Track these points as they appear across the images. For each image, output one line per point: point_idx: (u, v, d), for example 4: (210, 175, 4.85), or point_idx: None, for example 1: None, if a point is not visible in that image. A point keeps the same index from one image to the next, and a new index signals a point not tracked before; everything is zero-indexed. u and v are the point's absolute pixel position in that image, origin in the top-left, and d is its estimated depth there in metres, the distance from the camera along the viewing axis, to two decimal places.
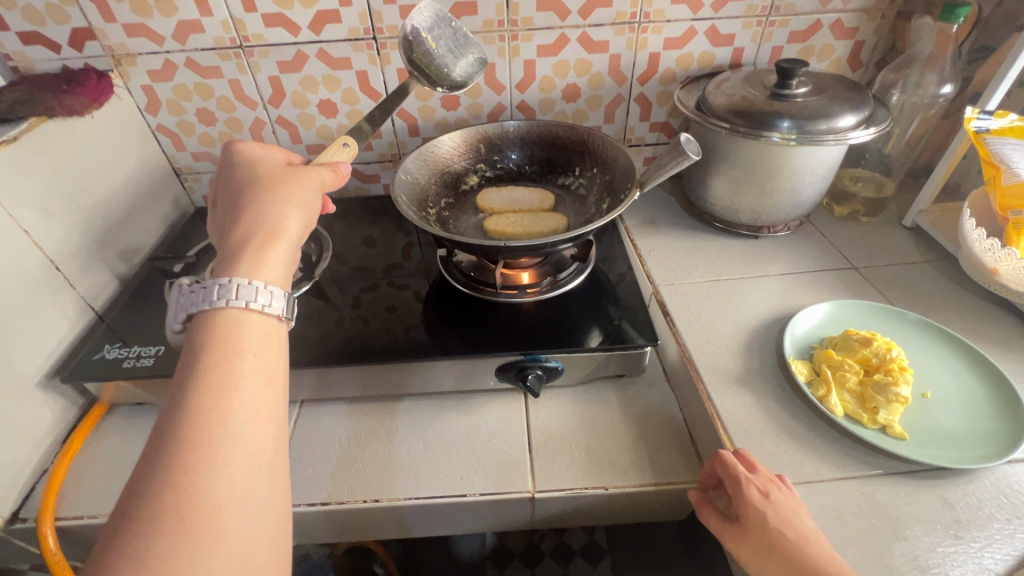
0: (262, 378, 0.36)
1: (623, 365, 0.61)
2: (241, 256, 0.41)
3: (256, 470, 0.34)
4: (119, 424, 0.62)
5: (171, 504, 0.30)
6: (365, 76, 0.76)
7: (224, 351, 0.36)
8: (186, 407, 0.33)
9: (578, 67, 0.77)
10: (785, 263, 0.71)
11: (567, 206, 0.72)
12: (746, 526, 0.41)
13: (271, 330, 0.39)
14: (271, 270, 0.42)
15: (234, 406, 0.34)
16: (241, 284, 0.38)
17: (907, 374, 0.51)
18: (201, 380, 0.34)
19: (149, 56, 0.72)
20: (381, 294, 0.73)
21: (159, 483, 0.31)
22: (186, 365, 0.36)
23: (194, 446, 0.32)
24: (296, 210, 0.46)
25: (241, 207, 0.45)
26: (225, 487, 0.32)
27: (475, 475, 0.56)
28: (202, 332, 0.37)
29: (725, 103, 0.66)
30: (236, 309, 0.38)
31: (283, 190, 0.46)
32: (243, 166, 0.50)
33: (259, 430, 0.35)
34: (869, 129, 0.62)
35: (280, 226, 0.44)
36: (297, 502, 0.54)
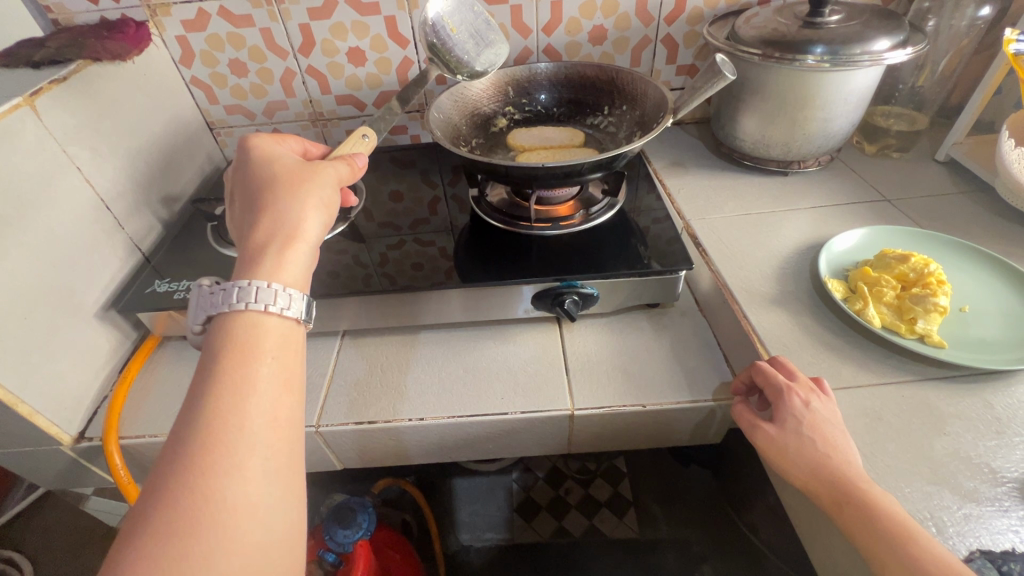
0: (279, 382, 0.35)
1: (657, 292, 0.62)
2: (258, 262, 0.40)
3: (272, 474, 0.33)
4: (171, 355, 0.65)
5: (187, 504, 0.29)
6: (394, 22, 0.76)
7: (244, 353, 0.36)
8: (202, 409, 0.32)
9: (605, 8, 0.76)
10: (817, 196, 0.71)
11: (598, 143, 0.73)
12: (784, 428, 0.42)
13: (289, 335, 0.38)
14: (290, 272, 0.40)
15: (250, 413, 0.33)
16: (260, 289, 0.37)
17: (946, 287, 0.52)
18: (218, 382, 0.33)
19: (183, 5, 0.73)
20: (406, 252, 0.70)
21: (176, 483, 0.30)
22: (205, 367, 0.35)
23: (212, 448, 0.31)
24: (315, 210, 0.44)
25: (258, 207, 0.43)
26: (242, 491, 0.31)
27: (515, 395, 0.57)
28: (222, 335, 0.36)
29: (757, 34, 0.65)
30: (255, 313, 0.37)
31: (302, 188, 0.45)
32: (258, 162, 0.47)
33: (275, 435, 0.34)
34: (906, 50, 0.61)
35: (299, 226, 0.42)
36: (346, 420, 0.56)
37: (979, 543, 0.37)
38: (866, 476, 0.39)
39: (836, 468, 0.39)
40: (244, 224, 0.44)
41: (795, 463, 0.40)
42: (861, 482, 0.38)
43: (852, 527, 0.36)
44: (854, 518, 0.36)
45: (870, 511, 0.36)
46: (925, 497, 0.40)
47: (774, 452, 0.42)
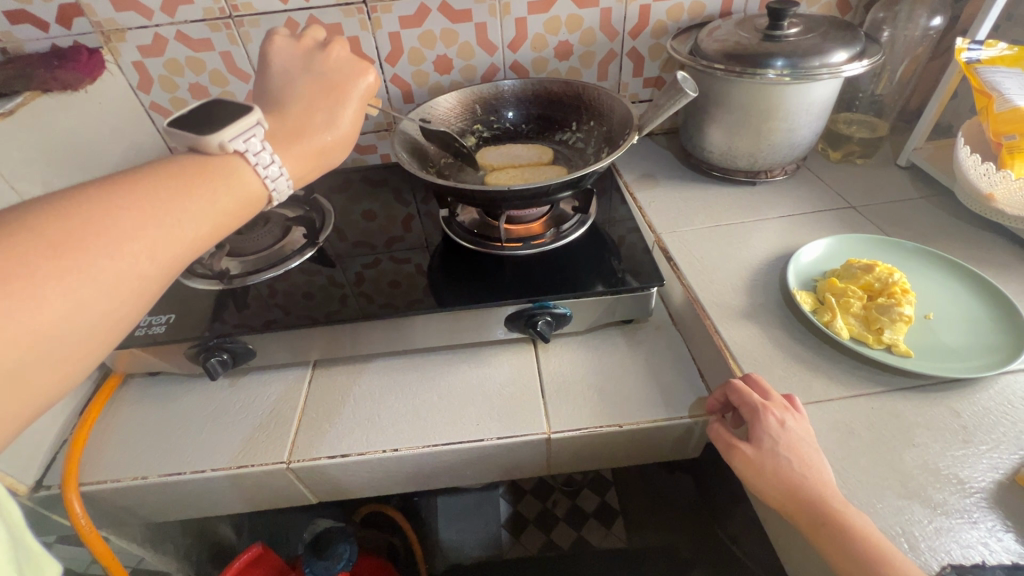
0: (213, 225, 0.36)
1: (630, 309, 0.62)
2: (290, 143, 0.44)
3: (132, 299, 0.32)
4: (135, 394, 0.62)
5: (73, 230, 0.30)
6: (358, 42, 0.75)
7: (216, 178, 0.38)
8: (155, 192, 0.34)
9: (570, 24, 0.77)
10: (785, 206, 0.72)
11: (567, 159, 0.72)
12: (761, 449, 0.42)
13: (251, 200, 0.40)
14: (294, 165, 0.43)
15: (183, 227, 0.34)
16: (278, 167, 0.41)
17: (910, 296, 0.52)
18: (179, 180, 0.36)
19: (139, 30, 0.71)
20: (383, 269, 0.69)
21: (88, 218, 0.31)
22: (190, 167, 0.37)
23: (138, 218, 0.32)
24: (347, 145, 0.48)
25: (313, 112, 0.46)
26: (111, 267, 0.31)
27: (490, 420, 0.57)
28: (212, 158, 0.38)
29: (719, 48, 0.66)
30: (249, 171, 0.39)
31: (348, 125, 0.48)
32: (349, 66, 0.50)
33: (167, 266, 0.34)
34: (863, 62, 0.62)
35: (328, 151, 0.46)
36: (317, 455, 0.55)
37: (950, 558, 0.37)
38: (839, 495, 0.39)
39: (810, 489, 0.39)
40: (287, 113, 0.46)
41: (772, 486, 0.41)
42: (835, 502, 0.39)
43: (826, 548, 0.37)
44: (829, 541, 0.37)
45: (845, 535, 0.37)
46: (896, 512, 0.40)
47: (752, 474, 0.42)
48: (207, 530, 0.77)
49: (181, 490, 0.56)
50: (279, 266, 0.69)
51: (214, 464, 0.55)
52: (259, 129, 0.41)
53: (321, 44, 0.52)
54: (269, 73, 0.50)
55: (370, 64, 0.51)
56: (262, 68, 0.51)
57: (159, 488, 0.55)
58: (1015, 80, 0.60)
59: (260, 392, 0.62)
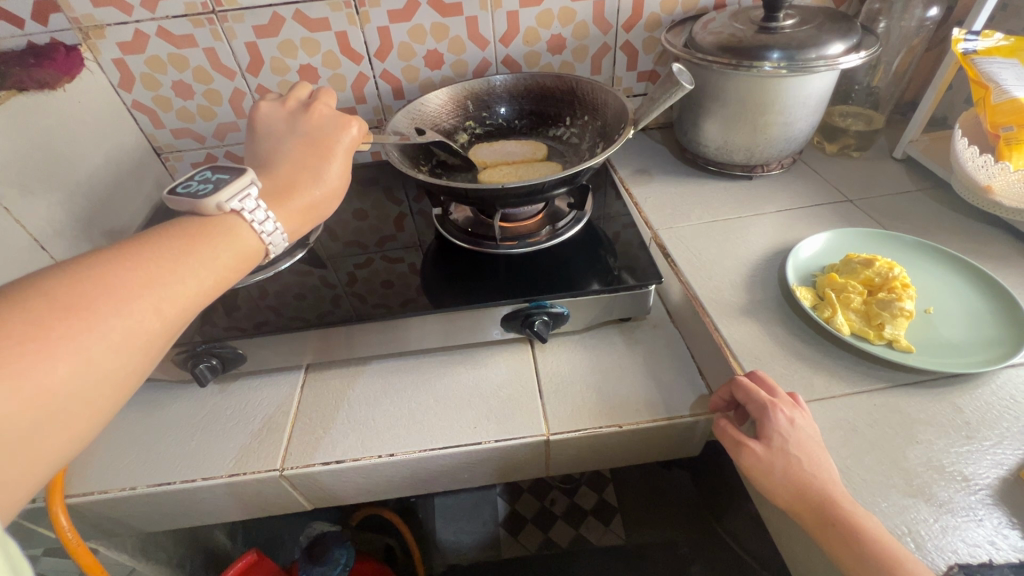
0: (215, 280, 0.36)
1: (628, 307, 0.61)
2: (283, 198, 0.43)
3: (141, 355, 0.32)
4: (122, 402, 0.61)
5: (81, 292, 0.29)
6: (346, 38, 0.74)
7: (218, 234, 0.37)
8: (161, 251, 0.34)
9: (563, 17, 0.75)
10: (782, 200, 0.71)
11: (561, 155, 0.71)
12: (771, 447, 0.41)
13: (250, 255, 0.39)
14: (289, 217, 0.43)
15: (190, 281, 0.34)
16: (272, 221, 0.40)
17: (910, 290, 0.52)
18: (180, 240, 0.35)
19: (119, 27, 0.69)
20: (376, 270, 0.68)
21: (95, 280, 0.30)
22: (193, 226, 0.37)
23: (145, 275, 0.32)
24: (339, 195, 0.48)
25: (301, 168, 0.46)
26: (116, 329, 0.30)
27: (488, 423, 0.55)
28: (210, 220, 0.38)
29: (714, 40, 0.65)
30: (246, 229, 0.39)
31: (338, 177, 0.47)
32: (330, 116, 0.50)
33: (176, 320, 0.34)
34: (860, 54, 0.61)
35: (317, 203, 0.45)
36: (312, 462, 0.54)
37: (957, 557, 0.37)
38: (848, 495, 0.39)
39: (819, 488, 0.39)
40: (275, 172, 0.45)
41: (782, 484, 0.40)
42: (844, 501, 0.38)
43: (835, 549, 0.37)
44: (839, 542, 0.37)
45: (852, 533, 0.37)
46: (900, 511, 0.39)
47: (761, 473, 0.41)
48: (200, 539, 0.75)
49: (171, 500, 0.54)
50: (269, 267, 0.68)
51: (204, 473, 0.53)
52: (253, 186, 0.40)
53: (304, 104, 0.52)
54: (256, 137, 0.50)
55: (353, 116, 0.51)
56: (249, 134, 0.51)
57: (148, 499, 0.53)
58: (1012, 70, 0.60)
59: (251, 398, 0.60)
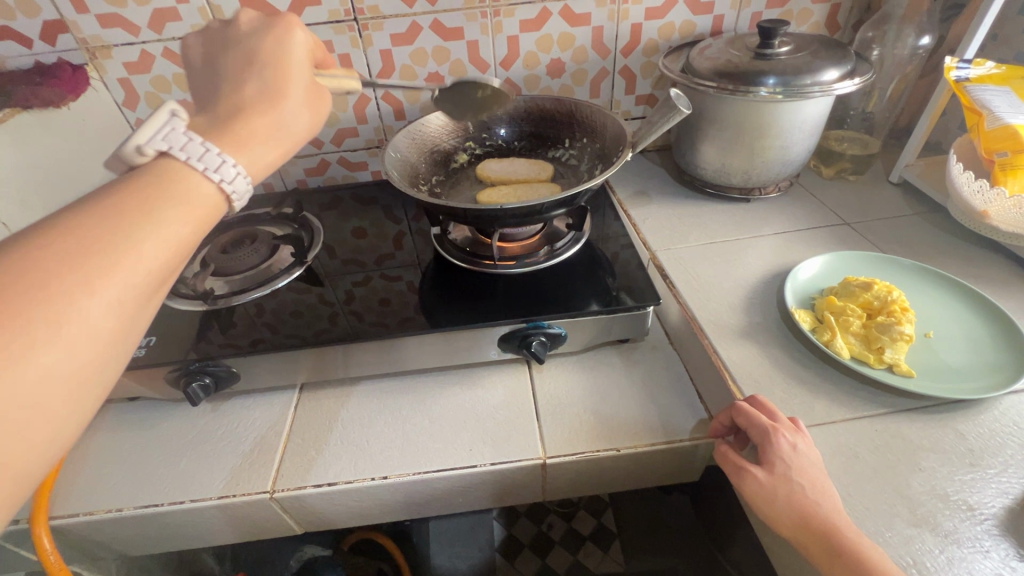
0: (178, 245, 0.31)
1: (627, 328, 0.61)
2: (236, 132, 0.36)
3: (118, 342, 0.28)
4: (112, 421, 0.60)
5: (13, 287, 0.25)
6: (348, 60, 0.75)
7: (168, 192, 0.31)
8: (94, 224, 0.28)
9: (562, 42, 0.76)
10: (780, 223, 0.72)
11: (560, 177, 0.71)
12: (774, 474, 0.41)
13: (215, 208, 0.33)
14: (251, 155, 0.36)
15: (145, 255, 0.29)
16: (226, 165, 0.33)
17: (909, 314, 0.52)
18: (125, 201, 0.30)
19: (125, 47, 0.70)
20: (373, 287, 0.68)
21: (22, 276, 0.25)
22: (128, 190, 0.31)
23: (83, 259, 0.27)
24: (304, 125, 0.40)
25: (247, 93, 0.38)
26: (72, 322, 0.26)
27: (483, 445, 0.55)
28: (155, 173, 0.32)
29: (711, 66, 0.66)
30: (198, 177, 0.33)
31: (301, 104, 0.40)
32: (264, 29, 0.40)
33: (146, 297, 0.29)
34: (854, 80, 0.62)
35: (286, 129, 0.38)
36: (303, 484, 0.52)
37: None
38: (852, 525, 0.38)
39: (823, 518, 0.38)
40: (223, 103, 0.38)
41: (785, 513, 0.39)
42: (849, 530, 0.37)
43: None
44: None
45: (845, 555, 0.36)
46: (905, 541, 0.38)
47: (765, 501, 0.40)
48: (187, 560, 0.74)
49: (157, 522, 0.53)
50: (266, 284, 0.68)
51: (193, 495, 0.52)
52: (179, 121, 0.34)
53: (227, 25, 0.42)
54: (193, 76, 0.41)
55: (292, 17, 0.42)
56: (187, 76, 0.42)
57: (135, 521, 0.52)
58: (1005, 98, 0.60)
59: (243, 418, 0.59)
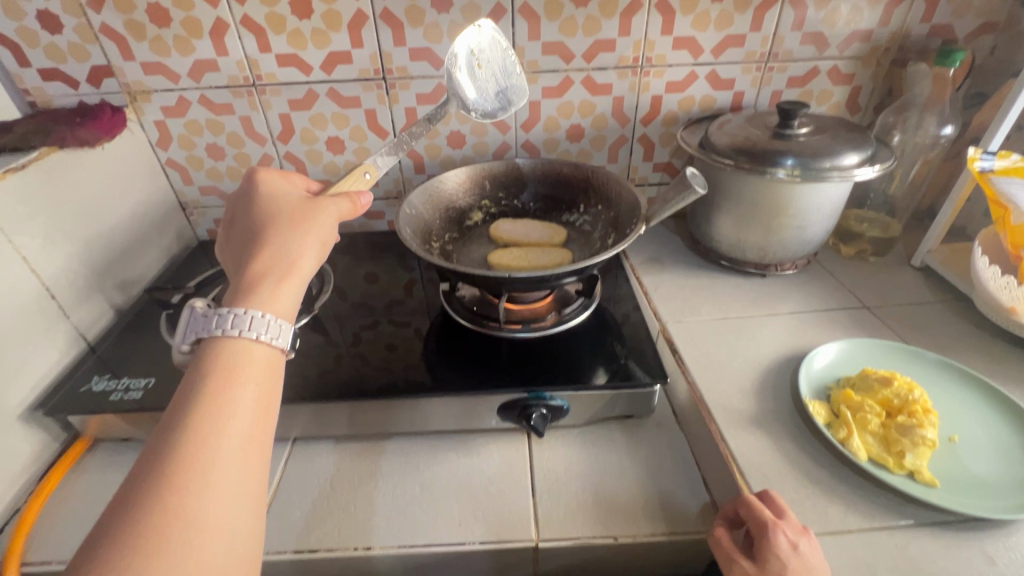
0: (259, 407, 0.36)
1: (632, 405, 0.59)
2: (254, 289, 0.41)
3: (237, 517, 0.33)
4: (100, 462, 0.58)
5: (159, 505, 0.30)
6: (374, 115, 0.77)
7: (227, 376, 0.36)
8: (176, 439, 0.33)
9: (582, 108, 0.78)
10: (795, 301, 0.70)
11: (573, 243, 0.71)
12: (764, 568, 0.39)
13: (273, 362, 0.39)
14: (283, 304, 0.42)
15: (225, 443, 0.33)
16: (258, 320, 0.38)
17: (932, 416, 0.49)
18: (200, 398, 0.34)
19: (164, 93, 0.74)
20: (381, 332, 0.70)
21: (142, 511, 0.30)
22: (189, 391, 0.35)
23: (182, 477, 0.31)
24: (312, 247, 0.45)
25: (257, 243, 0.44)
26: (213, 506, 0.32)
27: (475, 521, 0.52)
28: (220, 362, 0.37)
29: (729, 142, 0.66)
30: (253, 345, 0.38)
31: (304, 228, 0.45)
32: (257, 191, 0.49)
33: (245, 469, 0.34)
34: (874, 167, 0.62)
35: (294, 263, 0.44)
36: (284, 549, 0.50)
37: None
38: None
39: None
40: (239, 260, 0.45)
41: None
42: None
43: None
44: None
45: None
46: None
47: None
48: None
49: None
50: None
51: None
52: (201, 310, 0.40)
53: (232, 198, 0.51)
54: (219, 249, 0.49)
55: (269, 174, 0.51)
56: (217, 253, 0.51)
57: None
58: None
59: None
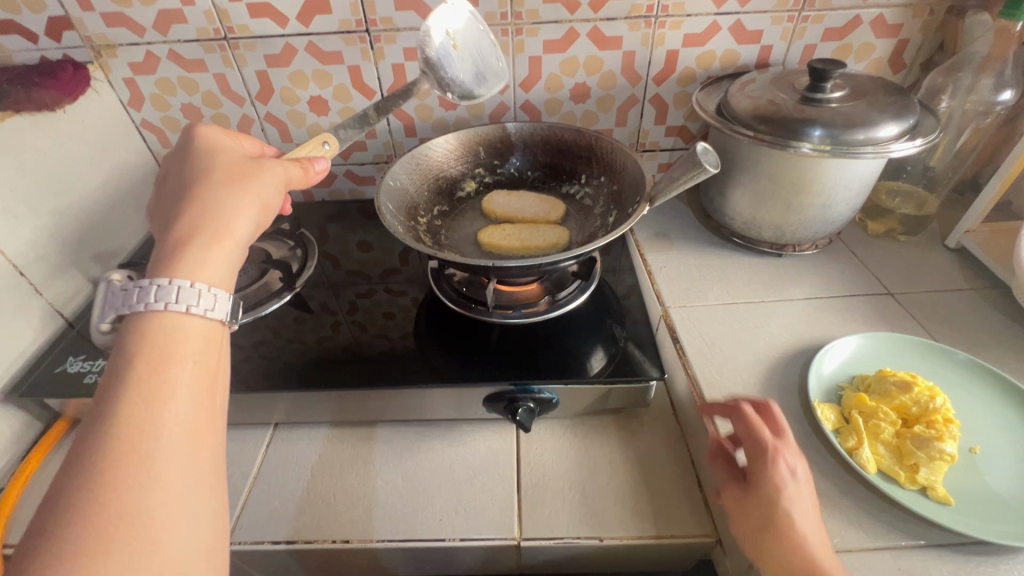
0: (203, 385, 0.32)
1: (625, 398, 0.55)
2: (178, 258, 0.35)
3: (192, 505, 0.29)
4: (80, 443, 0.57)
5: (95, 509, 0.26)
6: (358, 72, 0.70)
7: (159, 354, 0.32)
8: (104, 432, 0.28)
9: (588, 65, 0.70)
10: (812, 285, 0.64)
11: (572, 218, 0.66)
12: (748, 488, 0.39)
13: (213, 336, 0.34)
14: (213, 272, 0.36)
15: (166, 429, 0.29)
16: (186, 291, 0.33)
17: (954, 427, 0.45)
18: (128, 384, 0.30)
19: (131, 47, 0.68)
20: (377, 300, 0.68)
21: (76, 516, 0.26)
22: (111, 379, 0.30)
23: (119, 474, 0.27)
24: (249, 209, 0.40)
25: (185, 202, 0.39)
26: (162, 499, 0.28)
27: (456, 515, 0.50)
28: (149, 340, 0.32)
29: (749, 107, 0.59)
30: (186, 318, 0.33)
31: (242, 187, 0.41)
32: (196, 147, 0.44)
33: (194, 455, 0.30)
34: (916, 141, 0.54)
35: (227, 224, 0.38)
36: (262, 540, 0.49)
37: None
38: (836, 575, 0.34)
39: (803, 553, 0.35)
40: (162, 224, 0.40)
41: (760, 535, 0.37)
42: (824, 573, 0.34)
43: None
44: None
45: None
46: None
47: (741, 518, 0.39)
48: None
49: None
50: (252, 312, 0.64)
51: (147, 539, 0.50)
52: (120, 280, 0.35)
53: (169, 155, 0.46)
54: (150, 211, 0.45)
55: (209, 129, 0.46)
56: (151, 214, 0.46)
57: None
58: None
59: None
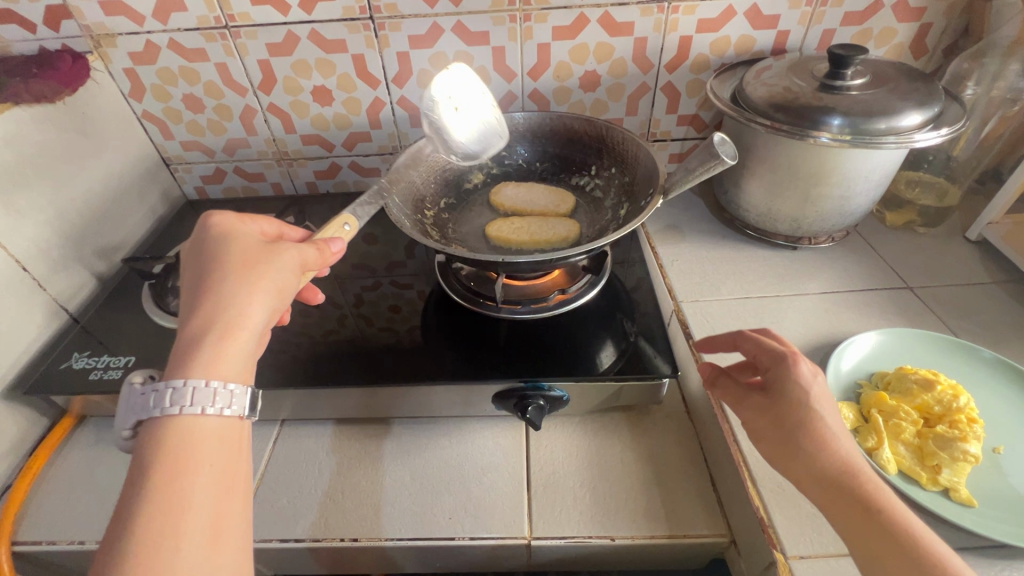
0: (221, 489, 0.32)
1: (637, 396, 0.54)
2: (191, 355, 0.34)
3: None
4: (84, 440, 0.57)
5: None
6: (362, 61, 0.69)
7: (177, 462, 0.32)
8: (124, 549, 0.28)
9: (598, 53, 0.68)
10: (828, 278, 0.63)
11: (582, 211, 0.65)
12: (770, 397, 0.39)
13: (231, 433, 0.34)
14: (229, 366, 0.35)
15: (185, 543, 0.29)
16: (200, 392, 0.33)
17: (977, 428, 0.44)
18: (146, 499, 0.30)
19: (130, 36, 0.66)
20: (384, 294, 0.67)
21: None
22: (132, 492, 0.30)
23: None
24: (261, 299, 0.37)
25: (196, 292, 0.37)
26: None
27: (466, 514, 0.50)
28: (167, 449, 0.32)
29: (766, 95, 0.57)
30: (203, 420, 0.33)
31: (252, 274, 0.38)
32: (212, 232, 0.41)
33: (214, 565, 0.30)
34: (941, 130, 0.52)
35: (239, 318, 0.36)
36: (269, 538, 0.49)
37: None
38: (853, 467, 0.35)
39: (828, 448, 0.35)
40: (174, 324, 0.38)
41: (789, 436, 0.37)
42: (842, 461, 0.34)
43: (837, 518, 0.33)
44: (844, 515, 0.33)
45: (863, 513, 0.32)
46: None
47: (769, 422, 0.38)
48: None
49: None
50: None
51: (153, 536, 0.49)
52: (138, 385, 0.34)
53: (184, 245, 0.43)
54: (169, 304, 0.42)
55: (226, 215, 0.43)
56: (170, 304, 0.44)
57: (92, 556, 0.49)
58: None
59: None
